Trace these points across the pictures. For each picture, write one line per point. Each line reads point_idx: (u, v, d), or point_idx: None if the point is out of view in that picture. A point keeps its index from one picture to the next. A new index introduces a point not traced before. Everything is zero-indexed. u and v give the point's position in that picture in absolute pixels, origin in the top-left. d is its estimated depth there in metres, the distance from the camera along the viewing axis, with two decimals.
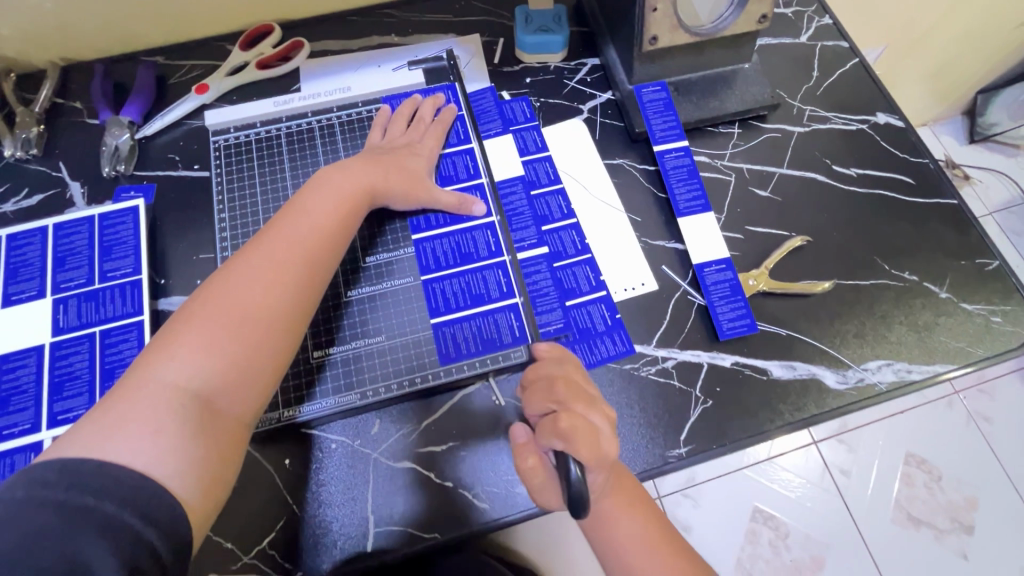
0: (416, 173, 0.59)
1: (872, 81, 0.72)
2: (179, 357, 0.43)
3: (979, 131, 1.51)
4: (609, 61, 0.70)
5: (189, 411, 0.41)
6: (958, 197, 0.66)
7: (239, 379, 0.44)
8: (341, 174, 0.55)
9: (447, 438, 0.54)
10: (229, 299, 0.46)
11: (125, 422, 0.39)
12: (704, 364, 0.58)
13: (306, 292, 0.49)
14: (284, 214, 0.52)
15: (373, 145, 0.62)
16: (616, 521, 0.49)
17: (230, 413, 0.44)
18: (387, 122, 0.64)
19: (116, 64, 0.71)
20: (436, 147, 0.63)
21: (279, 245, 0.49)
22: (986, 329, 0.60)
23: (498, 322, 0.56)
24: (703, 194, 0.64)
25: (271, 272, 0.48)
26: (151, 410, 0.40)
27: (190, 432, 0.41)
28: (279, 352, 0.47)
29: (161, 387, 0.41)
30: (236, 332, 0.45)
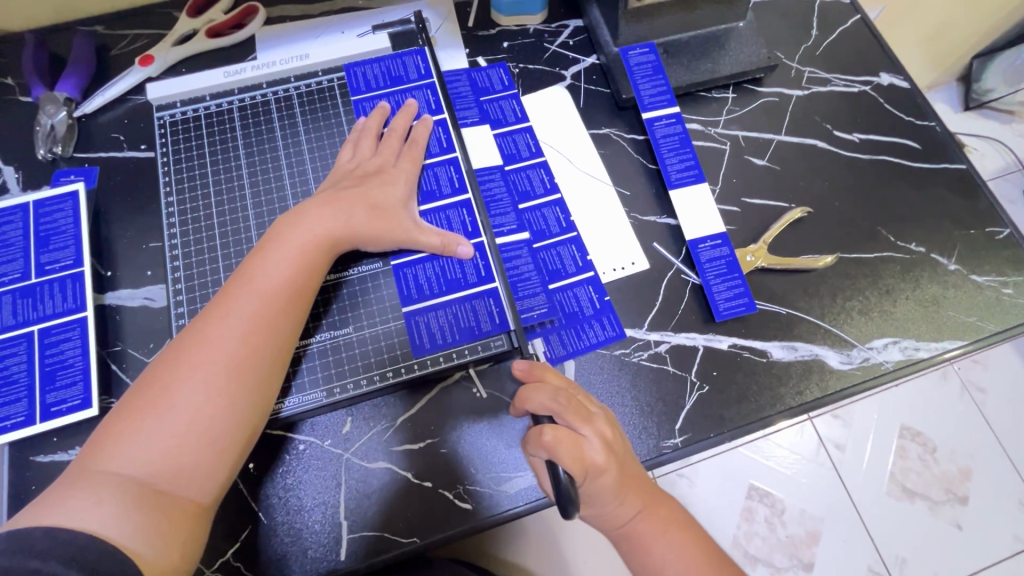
0: (394, 208, 0.52)
1: (874, 40, 0.68)
2: (127, 441, 0.39)
3: (974, 97, 1.46)
4: (592, 22, 0.64)
5: (132, 500, 0.38)
6: (966, 162, 0.62)
7: (196, 453, 0.41)
8: (308, 216, 0.49)
9: (425, 435, 0.50)
10: (180, 373, 0.42)
11: (67, 504, 0.37)
12: (700, 347, 0.54)
13: (262, 363, 0.44)
14: (246, 269, 0.47)
15: (342, 170, 0.54)
16: (652, 543, 0.46)
17: (181, 500, 0.40)
18: (356, 137, 0.56)
19: (49, 34, 0.64)
20: (413, 170, 0.54)
21: (234, 309, 0.45)
22: (996, 302, 0.56)
23: (476, 309, 0.52)
24: (696, 164, 0.59)
25: (224, 341, 0.43)
26: (93, 497, 0.37)
27: (130, 520, 0.37)
28: (232, 429, 0.42)
29: (106, 473, 0.38)
30: (182, 411, 0.41)
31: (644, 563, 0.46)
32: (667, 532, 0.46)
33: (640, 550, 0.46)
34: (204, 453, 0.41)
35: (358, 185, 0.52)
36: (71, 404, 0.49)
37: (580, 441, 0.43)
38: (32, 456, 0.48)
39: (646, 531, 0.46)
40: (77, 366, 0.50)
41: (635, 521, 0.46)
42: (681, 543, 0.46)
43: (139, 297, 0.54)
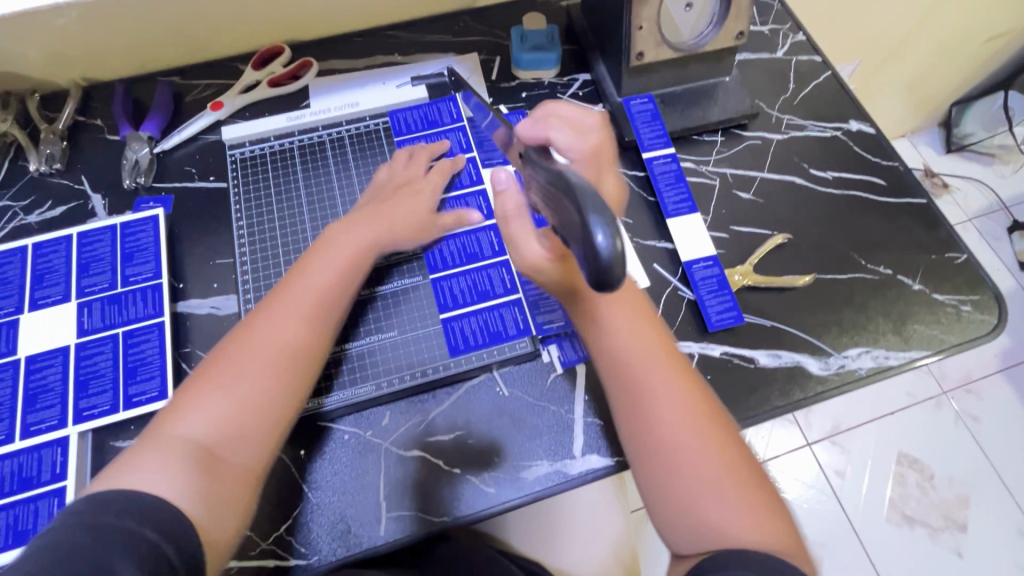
0: (421, 214, 0.62)
1: (845, 92, 0.78)
2: (191, 411, 0.47)
3: (955, 141, 1.57)
4: (599, 76, 0.75)
5: (196, 461, 0.45)
6: (927, 197, 0.71)
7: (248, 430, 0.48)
8: (345, 232, 0.59)
9: (454, 428, 0.57)
10: (237, 358, 0.50)
11: (139, 469, 0.43)
12: (695, 354, 0.61)
13: (305, 350, 0.52)
14: (291, 275, 0.56)
15: (379, 184, 0.65)
16: (661, 402, 0.45)
17: (237, 462, 0.47)
18: (392, 159, 0.67)
19: (134, 83, 0.75)
20: (438, 181, 0.65)
21: (282, 307, 0.53)
22: (956, 317, 0.64)
23: (504, 316, 0.60)
24: (689, 197, 0.68)
25: (278, 330, 0.52)
26: (162, 458, 0.44)
27: (193, 476, 0.44)
28: (280, 403, 0.50)
29: (173, 438, 0.45)
30: (239, 386, 0.48)
31: (651, 414, 0.45)
32: (682, 399, 0.46)
33: (645, 412, 0.46)
34: (262, 422, 0.49)
35: (393, 196, 0.62)
36: (149, 396, 0.56)
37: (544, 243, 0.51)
38: (112, 441, 0.55)
39: (655, 388, 0.46)
40: (155, 363, 0.57)
41: (647, 371, 0.47)
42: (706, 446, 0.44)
43: (207, 305, 0.62)
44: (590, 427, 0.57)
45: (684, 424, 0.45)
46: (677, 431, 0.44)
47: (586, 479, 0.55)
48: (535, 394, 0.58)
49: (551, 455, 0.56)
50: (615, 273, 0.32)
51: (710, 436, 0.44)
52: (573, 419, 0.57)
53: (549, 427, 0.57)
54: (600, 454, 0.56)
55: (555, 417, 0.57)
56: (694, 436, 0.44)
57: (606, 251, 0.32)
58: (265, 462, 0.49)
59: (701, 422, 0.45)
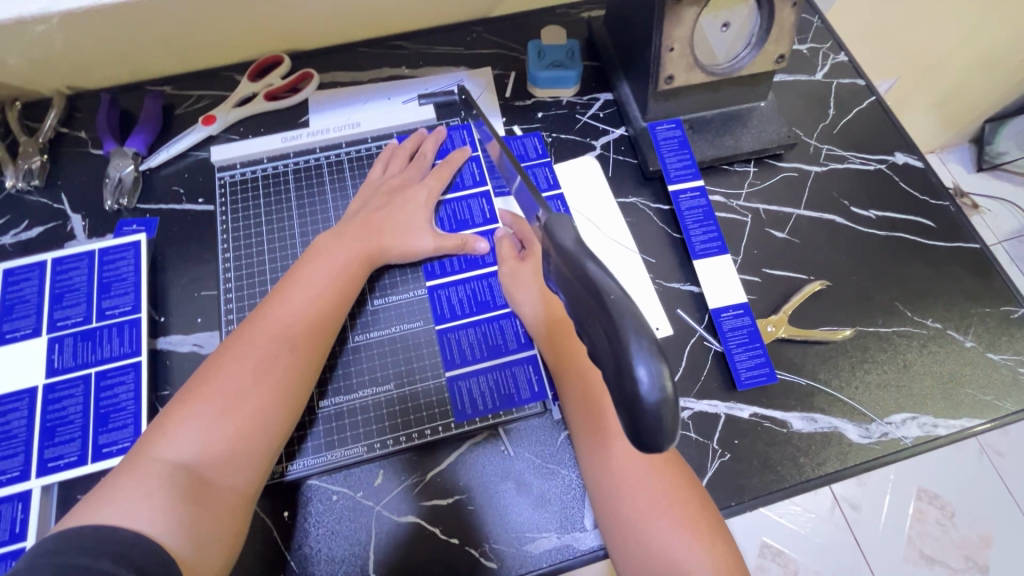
0: (416, 222, 0.58)
1: (888, 120, 0.71)
2: (177, 433, 0.42)
3: (987, 160, 1.49)
4: (622, 96, 0.69)
5: (180, 486, 0.40)
6: (980, 241, 0.65)
7: (237, 453, 0.43)
8: (337, 243, 0.55)
9: (453, 491, 0.52)
10: (223, 374, 0.46)
11: (115, 501, 0.38)
12: (721, 415, 0.55)
13: (298, 364, 0.48)
14: (281, 287, 0.52)
15: (373, 185, 0.61)
16: (626, 472, 0.46)
17: (226, 485, 0.42)
18: (387, 155, 0.63)
19: (123, 92, 0.70)
20: (435, 187, 0.61)
21: (273, 320, 0.49)
22: (1014, 381, 0.58)
23: (516, 375, 0.55)
24: (719, 236, 0.62)
25: (271, 342, 0.48)
26: (139, 484, 0.39)
27: (176, 504, 0.39)
28: (273, 422, 0.46)
29: (156, 462, 0.41)
30: (228, 405, 0.44)
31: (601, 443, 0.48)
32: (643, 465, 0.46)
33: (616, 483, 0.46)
34: (250, 444, 0.44)
35: (388, 203, 0.59)
36: (121, 447, 0.51)
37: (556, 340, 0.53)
38: (77, 495, 0.50)
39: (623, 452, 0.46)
40: (129, 409, 0.52)
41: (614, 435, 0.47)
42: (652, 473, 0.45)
43: (189, 343, 0.57)
44: None
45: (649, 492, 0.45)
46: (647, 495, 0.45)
47: (595, 555, 0.50)
48: (544, 456, 0.53)
49: (560, 527, 0.50)
50: (664, 423, 0.27)
51: (675, 501, 0.45)
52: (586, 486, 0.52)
53: (559, 494, 0.52)
54: None
55: (565, 483, 0.52)
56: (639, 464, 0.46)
57: (652, 396, 0.27)
58: (258, 485, 0.45)
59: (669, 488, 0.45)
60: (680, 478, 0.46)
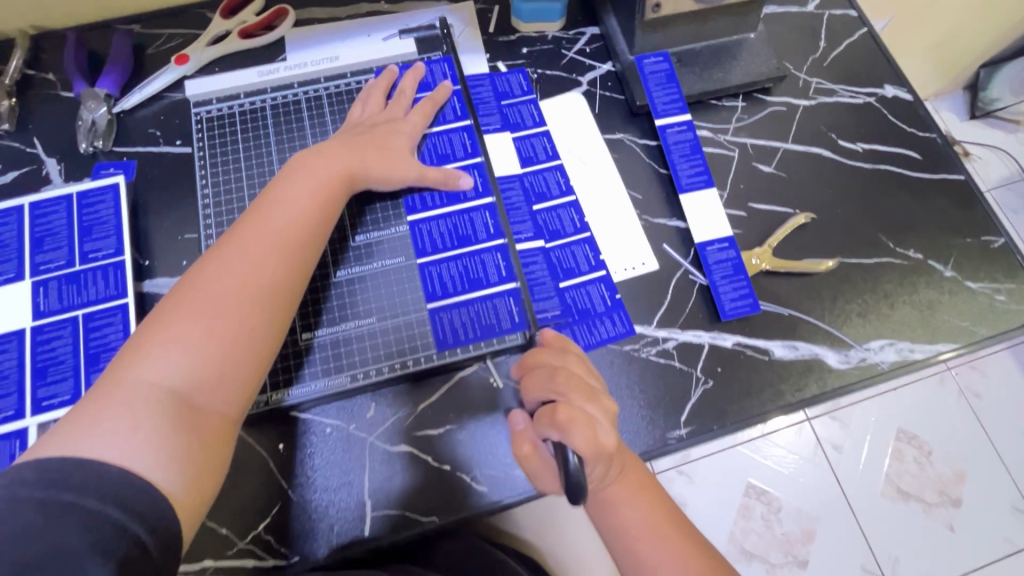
0: (399, 152, 0.56)
1: (879, 53, 0.70)
2: (154, 356, 0.40)
3: (980, 107, 1.47)
4: (608, 30, 0.67)
5: (169, 411, 0.39)
6: (965, 172, 0.65)
7: (219, 377, 0.42)
8: (315, 163, 0.52)
9: (444, 422, 0.53)
10: (202, 296, 0.43)
11: (99, 430, 0.37)
12: (705, 344, 0.57)
13: (280, 287, 0.46)
14: (256, 207, 0.49)
15: (353, 123, 0.59)
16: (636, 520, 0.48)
17: (214, 409, 0.42)
18: (366, 95, 0.61)
19: (88, 31, 0.67)
20: (420, 124, 0.59)
21: (254, 240, 0.46)
22: (989, 308, 0.59)
23: (497, 307, 0.55)
24: (706, 170, 0.62)
25: (249, 264, 0.45)
26: (125, 409, 0.38)
27: (166, 431, 0.38)
28: (259, 345, 0.44)
29: (139, 385, 0.39)
30: (212, 327, 0.42)
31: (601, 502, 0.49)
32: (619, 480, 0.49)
33: (608, 506, 0.49)
34: (232, 367, 0.43)
35: (369, 132, 0.56)
36: None
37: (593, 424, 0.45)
38: None
39: (622, 499, 0.49)
40: (119, 348, 0.53)
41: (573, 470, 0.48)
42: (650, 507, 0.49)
43: None
44: None
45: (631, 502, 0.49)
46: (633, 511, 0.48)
47: None
48: None
49: None
50: None
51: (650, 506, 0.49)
52: None
53: None
54: None
55: None
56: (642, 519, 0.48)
57: None
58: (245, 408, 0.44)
59: (659, 518, 0.48)
60: (646, 482, 0.50)
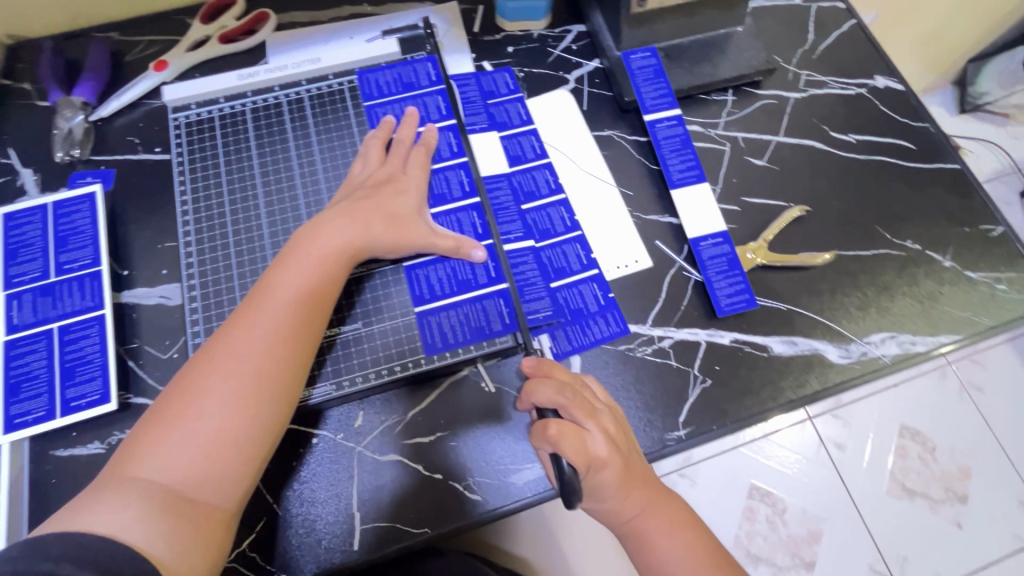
0: (407, 214, 0.53)
1: (869, 44, 0.69)
2: (154, 449, 0.40)
3: (970, 101, 1.47)
4: (595, 27, 0.66)
5: (163, 506, 0.39)
6: (960, 161, 0.64)
7: (215, 470, 0.41)
8: (318, 235, 0.50)
9: (435, 429, 0.51)
10: (197, 399, 0.42)
11: (95, 516, 0.37)
12: (702, 342, 0.55)
13: (278, 372, 0.44)
14: (253, 295, 0.47)
15: (355, 181, 0.55)
16: (670, 552, 0.46)
17: (209, 501, 0.41)
18: (365, 148, 0.57)
19: (64, 39, 0.65)
20: (423, 175, 0.56)
21: (254, 324, 0.45)
22: (991, 297, 0.58)
23: (487, 309, 0.53)
24: (697, 164, 0.60)
25: (249, 350, 0.44)
26: (121, 502, 0.38)
27: (158, 522, 0.38)
28: (257, 434, 0.43)
29: (136, 483, 0.39)
30: (209, 421, 0.42)
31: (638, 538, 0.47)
32: (651, 512, 0.47)
33: (644, 546, 0.47)
34: (229, 459, 0.42)
35: (373, 194, 0.53)
36: (90, 399, 0.50)
37: (583, 435, 0.44)
38: (51, 449, 0.50)
39: (654, 530, 0.47)
40: (96, 362, 0.51)
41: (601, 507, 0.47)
42: (685, 536, 0.47)
43: (156, 295, 0.55)
44: None
45: (666, 533, 0.47)
46: (668, 544, 0.47)
47: None
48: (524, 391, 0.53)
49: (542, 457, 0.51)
50: None
51: (684, 536, 0.47)
52: None
53: None
54: None
55: None
56: (679, 551, 0.46)
57: None
58: (237, 503, 0.42)
59: (695, 544, 0.47)
60: (680, 508, 0.49)
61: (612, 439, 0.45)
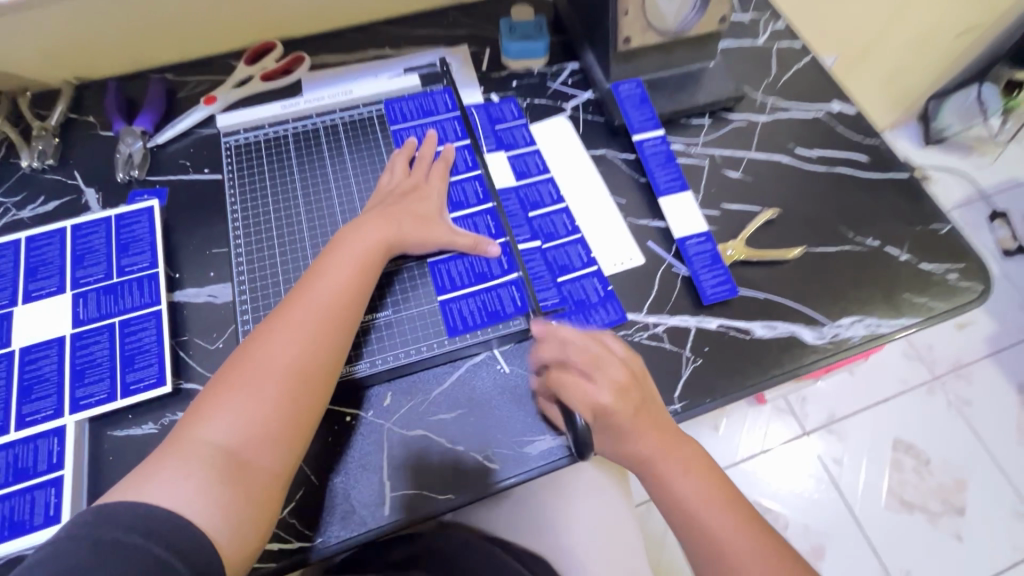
0: (429, 218, 0.61)
1: (825, 76, 0.80)
2: (214, 418, 0.46)
3: (932, 134, 1.60)
4: (588, 64, 0.76)
5: (221, 468, 0.44)
6: (909, 171, 0.73)
7: (266, 438, 0.47)
8: (354, 238, 0.57)
9: (456, 406, 0.57)
10: (251, 376, 0.48)
11: (162, 479, 0.43)
12: (691, 327, 0.62)
13: (320, 354, 0.50)
14: (299, 288, 0.54)
15: (384, 191, 0.63)
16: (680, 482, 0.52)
17: (261, 465, 0.46)
18: (392, 162, 0.65)
19: (126, 80, 0.75)
20: (442, 185, 0.65)
21: (300, 312, 0.51)
22: (944, 286, 0.65)
23: (502, 296, 0.60)
24: (680, 176, 0.69)
25: (295, 333, 0.50)
26: (186, 464, 0.44)
27: (216, 483, 0.43)
28: (302, 408, 0.49)
29: (199, 447, 0.45)
30: (262, 394, 0.47)
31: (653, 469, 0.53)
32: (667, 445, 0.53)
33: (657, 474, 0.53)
34: (278, 429, 0.47)
35: (400, 202, 0.61)
36: (147, 383, 0.56)
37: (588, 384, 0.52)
38: (109, 429, 0.55)
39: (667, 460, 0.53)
40: (152, 350, 0.57)
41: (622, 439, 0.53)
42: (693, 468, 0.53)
43: (204, 294, 0.62)
44: None
45: (678, 465, 0.53)
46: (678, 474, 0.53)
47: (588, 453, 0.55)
48: None
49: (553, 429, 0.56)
50: None
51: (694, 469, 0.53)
52: None
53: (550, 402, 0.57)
54: None
55: None
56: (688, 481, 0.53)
57: None
58: (289, 466, 0.48)
59: (710, 487, 0.53)
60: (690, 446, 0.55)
61: (620, 388, 0.52)
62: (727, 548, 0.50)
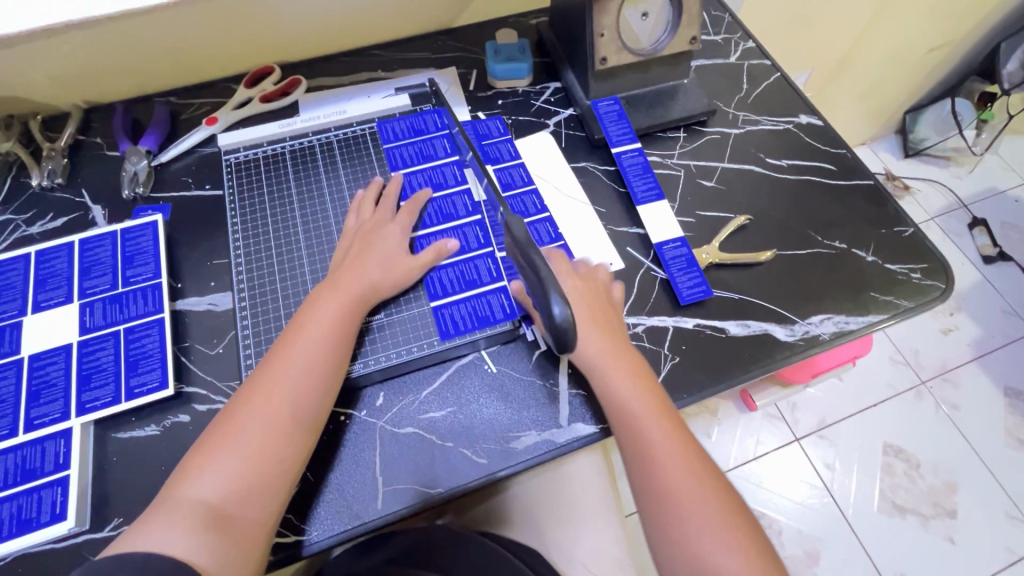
0: (398, 258, 0.63)
1: (794, 91, 0.85)
2: (201, 475, 0.48)
3: (911, 147, 1.66)
4: (568, 82, 0.81)
5: (207, 522, 0.46)
6: (874, 178, 0.77)
7: (252, 492, 0.48)
8: (330, 290, 0.59)
9: (446, 404, 0.60)
10: (237, 432, 0.50)
11: (152, 535, 0.45)
12: (669, 327, 0.65)
13: (303, 405, 0.52)
14: (279, 344, 0.55)
15: (351, 232, 0.65)
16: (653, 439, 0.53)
17: (247, 517, 0.47)
18: (359, 203, 0.68)
19: (132, 103, 0.79)
20: (409, 221, 0.66)
21: (280, 367, 0.53)
22: (908, 284, 0.69)
23: (490, 301, 0.63)
24: (657, 185, 0.73)
25: (277, 388, 0.52)
26: (174, 520, 0.45)
27: (203, 536, 0.45)
28: (288, 460, 0.50)
29: (186, 503, 0.46)
30: (248, 450, 0.49)
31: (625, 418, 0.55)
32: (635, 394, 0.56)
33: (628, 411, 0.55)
34: (263, 482, 0.49)
35: (368, 245, 0.63)
36: (151, 386, 0.58)
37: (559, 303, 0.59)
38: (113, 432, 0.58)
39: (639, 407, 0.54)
40: (156, 356, 0.60)
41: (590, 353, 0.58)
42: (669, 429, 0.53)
43: (205, 302, 0.65)
44: (574, 399, 0.60)
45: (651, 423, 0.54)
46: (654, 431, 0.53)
47: (571, 447, 0.58)
48: (521, 371, 0.62)
49: (538, 425, 0.59)
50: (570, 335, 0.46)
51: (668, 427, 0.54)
52: (559, 391, 0.61)
53: (535, 400, 0.60)
54: (585, 423, 0.59)
55: (540, 390, 0.61)
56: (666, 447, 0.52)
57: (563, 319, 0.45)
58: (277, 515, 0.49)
59: (697, 468, 0.51)
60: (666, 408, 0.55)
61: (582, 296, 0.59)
62: (675, 484, 0.50)
